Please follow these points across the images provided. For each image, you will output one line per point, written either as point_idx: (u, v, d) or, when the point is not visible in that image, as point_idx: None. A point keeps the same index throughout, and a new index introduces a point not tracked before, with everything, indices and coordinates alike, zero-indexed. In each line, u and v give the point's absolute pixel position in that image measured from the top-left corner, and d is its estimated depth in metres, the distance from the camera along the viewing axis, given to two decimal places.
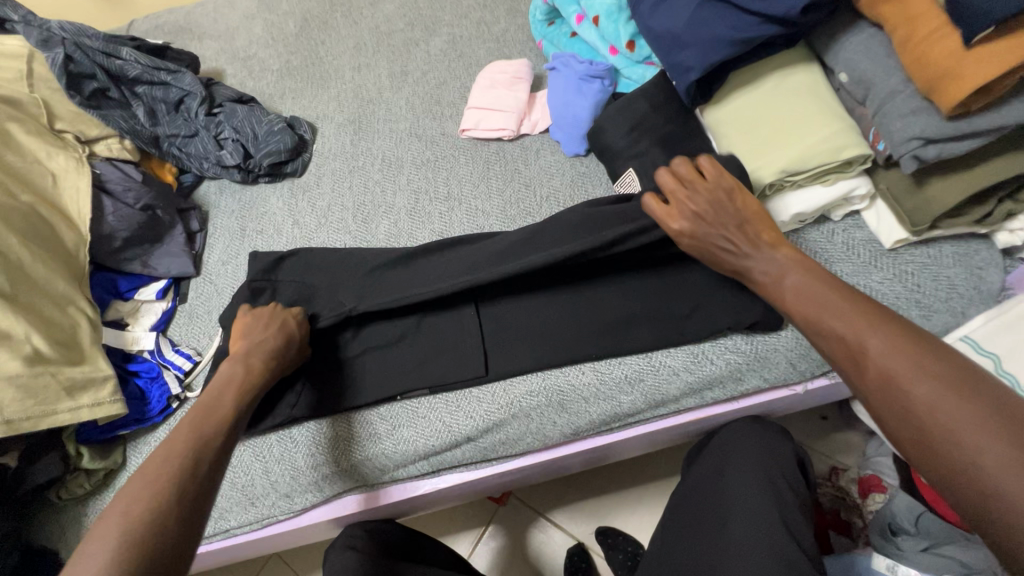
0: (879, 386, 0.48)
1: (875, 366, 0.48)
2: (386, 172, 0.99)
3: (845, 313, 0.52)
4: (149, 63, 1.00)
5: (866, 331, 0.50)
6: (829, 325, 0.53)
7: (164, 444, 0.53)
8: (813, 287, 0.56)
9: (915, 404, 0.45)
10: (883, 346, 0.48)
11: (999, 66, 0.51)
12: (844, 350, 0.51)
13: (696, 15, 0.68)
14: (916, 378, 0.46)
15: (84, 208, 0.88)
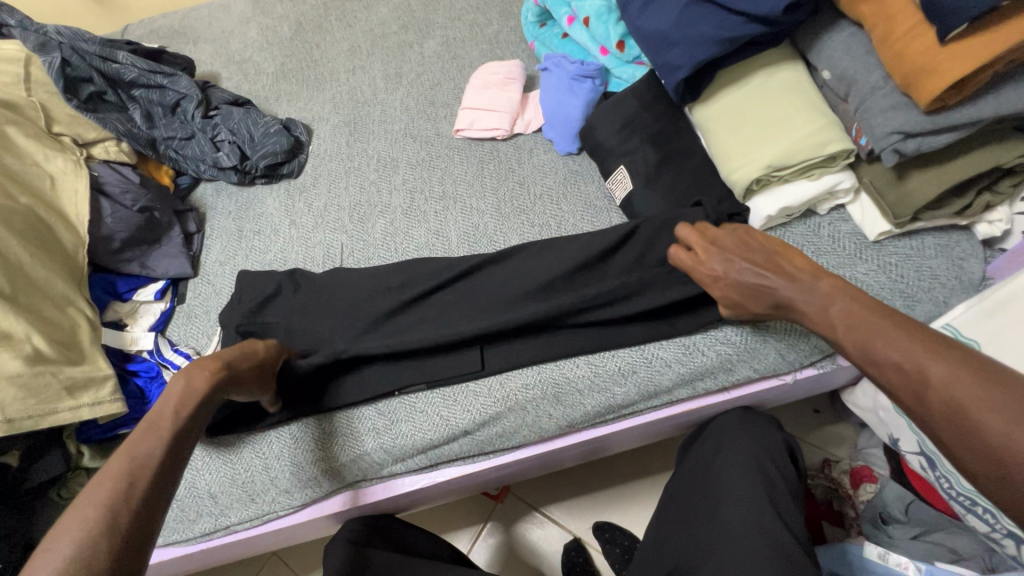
0: (947, 419, 0.44)
1: (939, 398, 0.45)
2: (382, 172, 1.01)
3: (898, 342, 0.49)
4: (145, 66, 1.02)
5: (925, 360, 0.47)
6: (882, 353, 0.50)
7: (120, 452, 0.51)
8: (861, 315, 0.53)
9: (991, 434, 0.41)
10: (948, 375, 0.45)
11: (972, 62, 0.53)
12: (903, 381, 0.48)
13: (683, 15, 0.70)
14: (990, 410, 0.42)
15: (83, 210, 0.89)
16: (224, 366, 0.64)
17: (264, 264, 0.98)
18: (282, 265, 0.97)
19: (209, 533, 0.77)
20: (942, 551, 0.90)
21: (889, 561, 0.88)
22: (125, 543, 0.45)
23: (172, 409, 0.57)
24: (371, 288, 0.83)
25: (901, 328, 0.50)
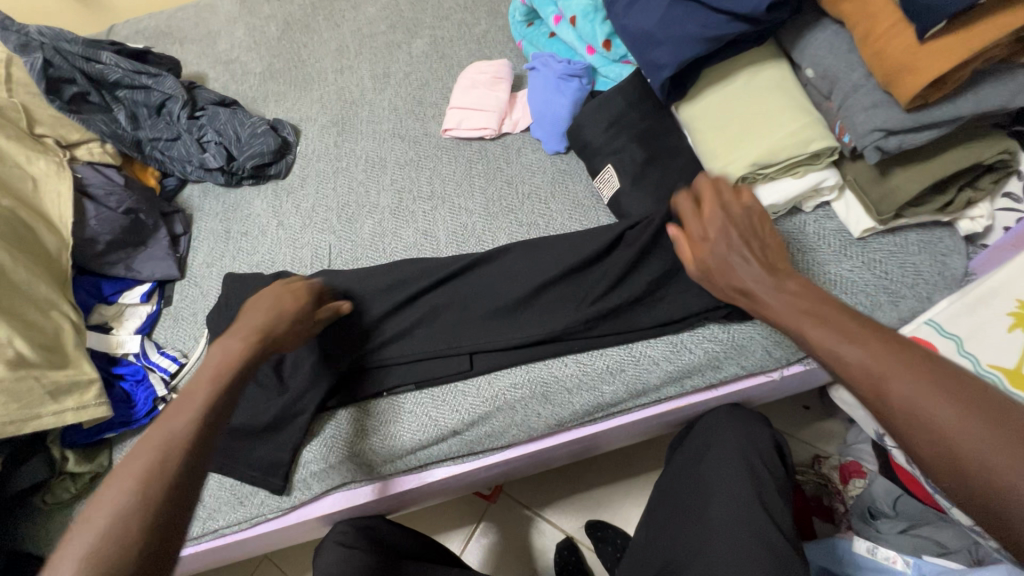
0: (909, 430, 0.43)
1: (903, 410, 0.43)
2: (370, 172, 1.00)
3: (862, 348, 0.47)
4: (129, 67, 1.00)
5: (888, 369, 0.45)
6: (843, 358, 0.47)
7: (153, 429, 0.49)
8: (816, 317, 0.51)
9: (944, 431, 0.41)
10: (912, 388, 0.43)
11: (951, 60, 0.54)
12: (865, 390, 0.46)
13: (668, 14, 0.70)
14: (955, 426, 0.41)
15: (67, 212, 0.88)
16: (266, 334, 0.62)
17: (251, 265, 0.97)
18: (269, 267, 0.96)
19: (197, 536, 0.77)
20: (928, 545, 0.90)
21: (877, 555, 0.89)
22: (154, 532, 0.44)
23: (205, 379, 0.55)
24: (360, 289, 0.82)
25: (860, 332, 0.48)
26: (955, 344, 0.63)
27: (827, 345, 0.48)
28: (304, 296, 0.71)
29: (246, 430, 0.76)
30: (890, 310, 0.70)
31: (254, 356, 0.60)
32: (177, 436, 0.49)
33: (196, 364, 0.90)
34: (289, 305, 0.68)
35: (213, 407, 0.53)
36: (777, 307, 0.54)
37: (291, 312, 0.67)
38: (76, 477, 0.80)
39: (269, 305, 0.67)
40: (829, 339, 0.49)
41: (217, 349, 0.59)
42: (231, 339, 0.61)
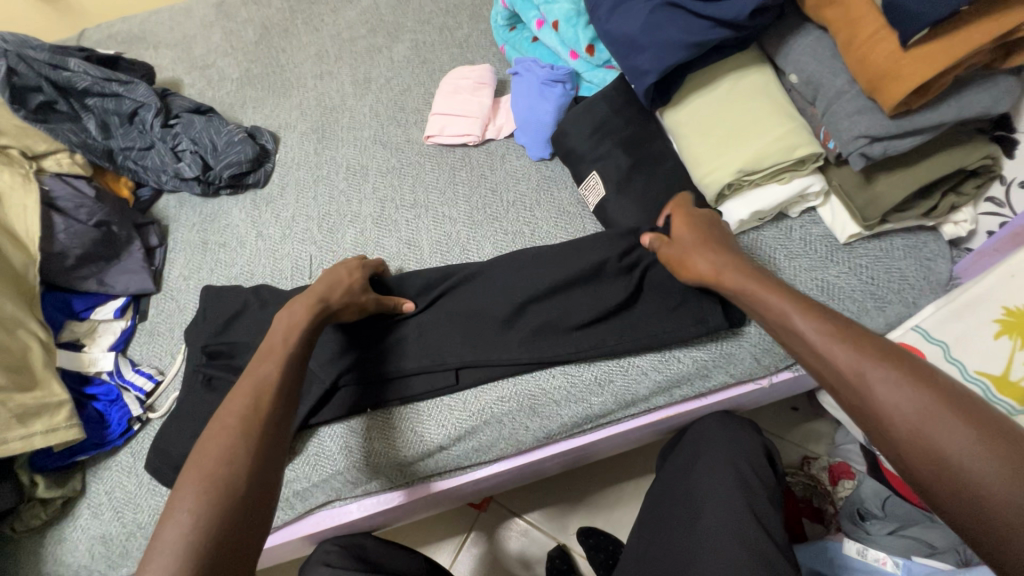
0: (958, 499, 0.40)
1: (948, 471, 0.41)
2: (352, 181, 0.98)
3: (907, 398, 0.44)
4: (98, 74, 0.97)
5: (939, 426, 0.42)
6: (887, 409, 0.44)
7: (246, 376, 0.58)
8: (856, 356, 0.47)
9: (943, 453, 0.41)
10: (965, 448, 0.41)
11: (933, 67, 0.54)
12: (907, 446, 0.43)
13: (650, 20, 0.69)
14: (1006, 489, 0.39)
15: (33, 226, 0.84)
16: (318, 300, 0.68)
17: (229, 278, 0.95)
18: (248, 279, 0.94)
19: None
20: (917, 545, 0.90)
21: (867, 556, 0.90)
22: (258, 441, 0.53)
23: (281, 342, 0.63)
24: None
25: (905, 379, 0.45)
26: (943, 351, 0.64)
27: (870, 391, 0.46)
28: (358, 271, 0.76)
29: None
30: (876, 316, 0.70)
31: (313, 322, 0.66)
32: (235, 426, 0.54)
33: (172, 381, 0.87)
34: (342, 279, 0.73)
35: (274, 380, 0.59)
36: (814, 341, 0.50)
37: (348, 284, 0.73)
38: (47, 502, 0.78)
39: (325, 278, 0.73)
40: (871, 384, 0.46)
41: (281, 318, 0.66)
42: (291, 309, 0.67)
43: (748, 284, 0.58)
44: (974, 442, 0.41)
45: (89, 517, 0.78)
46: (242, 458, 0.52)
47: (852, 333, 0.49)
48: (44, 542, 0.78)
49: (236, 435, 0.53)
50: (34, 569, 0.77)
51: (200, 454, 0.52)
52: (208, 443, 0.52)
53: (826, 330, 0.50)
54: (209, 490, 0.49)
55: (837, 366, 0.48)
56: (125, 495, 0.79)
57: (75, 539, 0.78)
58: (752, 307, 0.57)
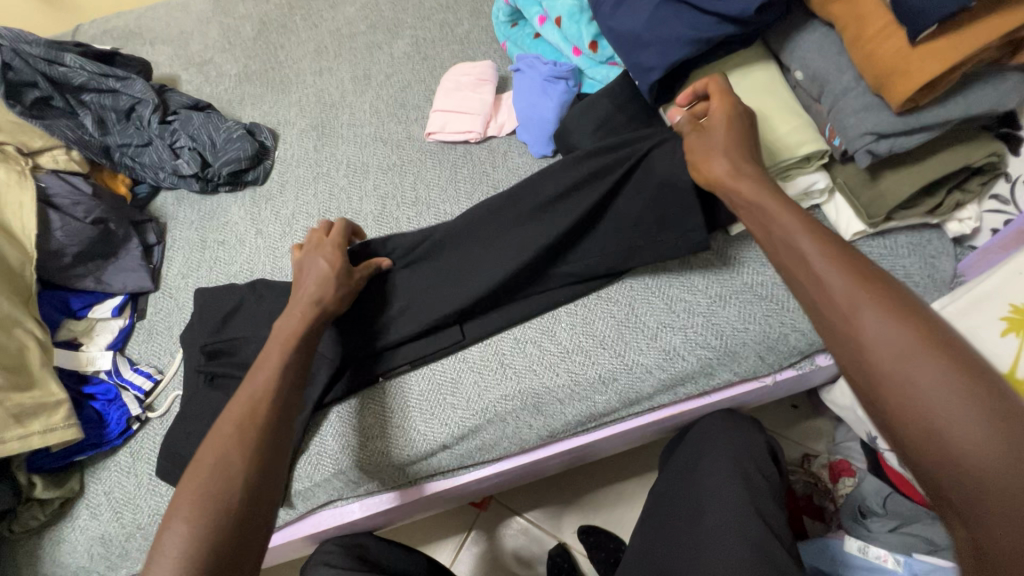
0: (922, 434, 0.40)
1: (915, 406, 0.41)
2: (352, 178, 0.97)
3: (895, 331, 0.43)
4: (95, 70, 0.96)
5: (921, 363, 0.42)
6: (870, 341, 0.44)
7: (244, 388, 0.59)
8: (854, 285, 0.46)
9: (917, 389, 0.41)
10: (942, 387, 0.40)
11: (942, 63, 0.53)
12: (883, 378, 0.43)
13: (655, 16, 0.68)
14: (973, 429, 0.39)
15: (29, 224, 0.83)
16: (311, 307, 0.67)
17: (228, 276, 0.94)
18: (248, 277, 0.93)
19: None
20: (917, 542, 0.90)
21: (868, 554, 0.90)
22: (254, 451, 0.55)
23: (279, 354, 0.63)
24: None
25: (896, 313, 0.44)
26: None
27: (858, 322, 0.45)
28: (338, 256, 0.72)
29: None
30: None
31: (311, 329, 0.66)
32: (232, 438, 0.55)
33: (172, 380, 0.86)
34: (325, 270, 0.70)
35: (271, 388, 0.59)
36: (817, 267, 0.49)
37: (335, 275, 0.70)
38: (45, 503, 0.77)
39: (311, 275, 0.70)
40: (862, 315, 0.45)
41: (281, 328, 0.65)
42: (288, 315, 0.66)
43: (760, 199, 0.56)
44: (951, 379, 0.40)
45: (88, 518, 0.77)
46: (230, 478, 0.52)
47: (857, 266, 0.48)
48: (42, 543, 0.77)
49: (225, 456, 0.54)
50: (32, 570, 0.76)
51: (192, 475, 0.53)
52: (198, 464, 0.53)
53: (830, 256, 0.49)
54: (196, 514, 0.50)
55: (832, 294, 0.47)
56: (124, 495, 0.78)
57: (74, 540, 0.77)
58: (756, 226, 0.56)
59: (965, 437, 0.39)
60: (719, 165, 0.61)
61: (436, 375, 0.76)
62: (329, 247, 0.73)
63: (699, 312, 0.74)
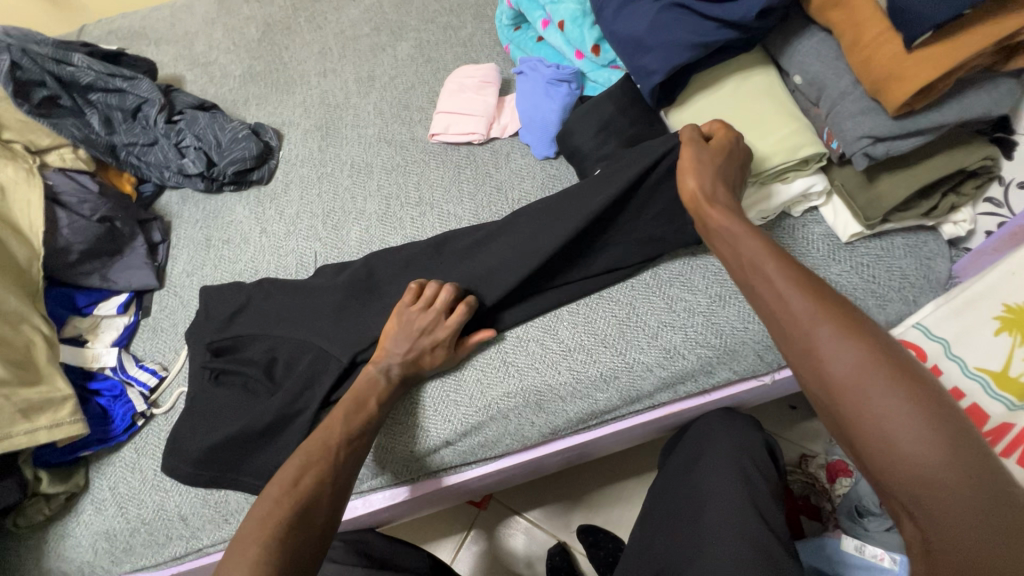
0: (873, 441, 0.43)
1: (869, 420, 0.44)
2: (356, 178, 0.98)
3: (851, 350, 0.45)
4: (102, 69, 0.97)
5: (871, 374, 0.44)
6: (828, 358, 0.46)
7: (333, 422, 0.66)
8: (812, 303, 0.48)
9: (870, 401, 0.44)
10: (890, 396, 0.43)
11: (937, 69, 0.55)
12: (840, 393, 0.45)
13: (657, 20, 0.70)
14: (917, 433, 0.42)
15: (36, 221, 0.84)
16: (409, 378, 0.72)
17: (233, 274, 0.95)
18: (253, 275, 0.94)
19: (181, 555, 0.77)
20: None
21: (865, 553, 0.91)
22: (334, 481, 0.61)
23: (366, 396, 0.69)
24: (347, 291, 0.81)
25: (851, 331, 0.46)
26: (943, 347, 0.65)
27: (816, 341, 0.47)
28: (445, 345, 0.73)
29: (241, 439, 0.75)
30: (877, 314, 0.71)
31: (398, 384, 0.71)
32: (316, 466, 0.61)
33: (177, 377, 0.87)
34: (427, 359, 0.72)
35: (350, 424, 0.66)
36: (777, 285, 0.51)
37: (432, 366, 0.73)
38: (51, 498, 0.78)
39: (411, 350, 0.72)
40: (819, 335, 0.47)
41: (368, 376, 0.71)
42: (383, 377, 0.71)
43: (728, 221, 0.59)
44: (897, 388, 0.43)
45: (93, 513, 0.78)
46: (312, 521, 0.57)
47: (813, 285, 0.50)
48: (47, 537, 0.78)
49: (308, 497, 0.58)
50: (36, 564, 0.77)
51: (266, 510, 0.56)
52: (274, 497, 0.57)
53: (790, 276, 0.51)
54: (278, 547, 0.53)
55: (792, 312, 0.49)
56: (129, 490, 0.79)
57: (79, 535, 0.77)
58: (726, 245, 0.59)
59: (918, 447, 0.42)
60: (697, 182, 0.63)
61: (440, 371, 0.77)
62: (445, 330, 0.72)
63: (699, 312, 0.75)
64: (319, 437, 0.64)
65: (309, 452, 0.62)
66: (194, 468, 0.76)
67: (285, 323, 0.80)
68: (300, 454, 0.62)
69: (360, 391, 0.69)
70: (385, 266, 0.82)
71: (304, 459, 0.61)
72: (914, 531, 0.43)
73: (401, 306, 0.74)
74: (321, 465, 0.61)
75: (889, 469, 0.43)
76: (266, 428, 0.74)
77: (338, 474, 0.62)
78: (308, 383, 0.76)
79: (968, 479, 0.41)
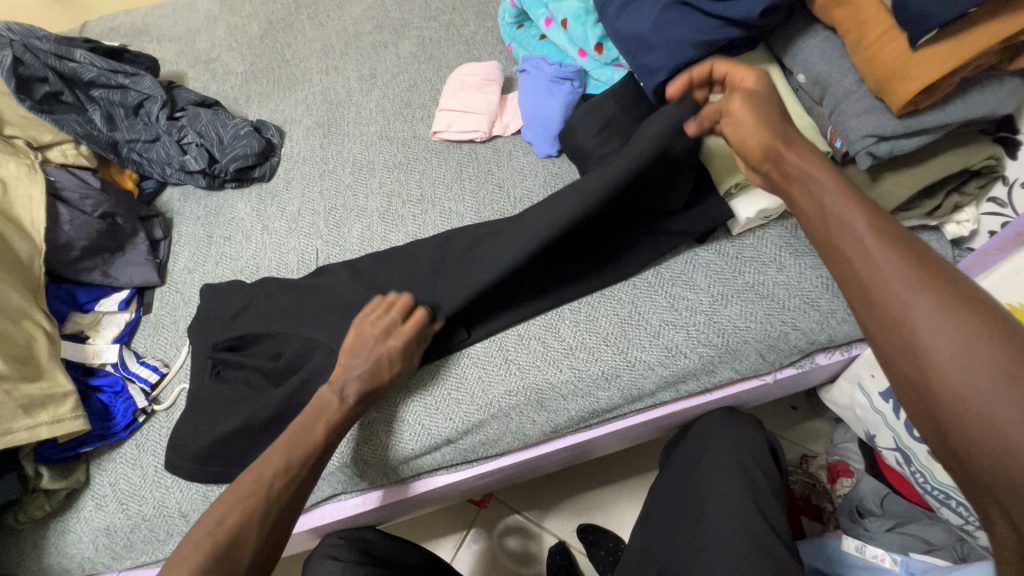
0: (965, 428, 0.40)
1: (962, 407, 0.40)
2: (358, 175, 0.98)
3: (947, 328, 0.42)
4: (105, 66, 0.97)
5: (972, 356, 0.40)
6: (924, 335, 0.42)
7: (296, 425, 0.65)
8: (904, 277, 0.45)
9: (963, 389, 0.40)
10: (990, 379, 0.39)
11: (941, 68, 0.54)
12: (931, 374, 0.42)
13: (660, 18, 0.69)
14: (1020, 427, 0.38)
15: (38, 217, 0.84)
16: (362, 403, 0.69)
17: (234, 271, 0.95)
18: (253, 273, 0.94)
19: None
20: (914, 542, 0.92)
21: (866, 553, 0.90)
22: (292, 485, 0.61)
23: None
24: (352, 289, 0.80)
25: (951, 309, 0.42)
26: None
27: (908, 313, 0.44)
28: (401, 355, 0.70)
29: (243, 435, 0.75)
30: None
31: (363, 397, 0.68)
32: (275, 472, 0.61)
33: (178, 373, 0.87)
34: (383, 373, 0.69)
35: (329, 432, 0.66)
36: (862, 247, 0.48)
37: (388, 377, 0.69)
38: (51, 493, 0.78)
39: (365, 365, 0.68)
40: (914, 310, 0.43)
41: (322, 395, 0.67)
42: (338, 393, 0.67)
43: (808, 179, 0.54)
44: (1003, 373, 0.39)
45: (93, 508, 0.78)
46: (234, 565, 0.55)
47: (911, 254, 0.46)
48: (46, 533, 0.78)
49: (233, 533, 0.56)
50: (36, 560, 0.77)
51: (217, 515, 0.57)
52: (195, 544, 0.55)
53: (886, 244, 0.47)
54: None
55: (883, 277, 0.46)
56: (130, 487, 0.79)
57: (79, 530, 0.77)
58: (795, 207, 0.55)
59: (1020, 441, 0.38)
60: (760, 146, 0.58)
61: (439, 372, 0.77)
62: (399, 338, 0.70)
63: (701, 310, 0.75)
64: (255, 467, 0.61)
65: (240, 481, 0.60)
66: (196, 464, 0.75)
67: (285, 321, 0.80)
68: (231, 489, 0.59)
69: (309, 415, 0.66)
70: (385, 263, 0.82)
71: (256, 475, 0.60)
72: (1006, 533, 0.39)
73: (353, 323, 0.72)
74: (283, 464, 0.62)
75: (988, 462, 0.39)
76: (269, 424, 0.75)
77: (272, 509, 0.59)
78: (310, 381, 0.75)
79: None
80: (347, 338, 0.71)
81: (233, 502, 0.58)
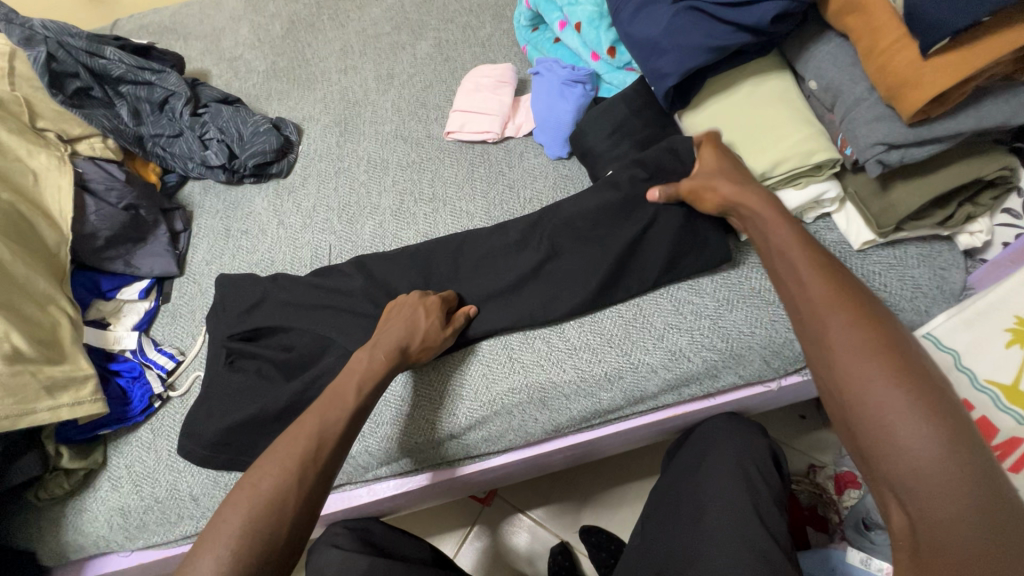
0: (870, 427, 0.44)
1: (868, 410, 0.44)
2: (372, 173, 1.00)
3: (855, 340, 0.47)
4: (133, 63, 1.01)
5: (873, 364, 0.45)
6: (834, 343, 0.48)
7: (326, 397, 0.65)
8: (827, 296, 0.50)
9: (867, 393, 0.45)
10: (884, 385, 0.44)
11: (951, 77, 0.54)
12: (840, 376, 0.47)
13: (673, 22, 0.70)
14: (915, 425, 0.42)
15: (66, 207, 0.87)
16: (398, 358, 0.70)
17: (250, 264, 0.97)
18: (268, 266, 0.96)
19: (192, 533, 0.80)
20: None
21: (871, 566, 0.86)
22: (327, 455, 0.60)
23: (349, 389, 0.66)
24: (364, 285, 0.82)
25: (860, 324, 0.48)
26: (953, 358, 0.65)
27: (826, 327, 0.49)
28: (439, 311, 0.74)
29: (253, 423, 0.77)
30: None
31: (393, 367, 0.69)
32: (308, 443, 0.60)
33: (193, 361, 0.91)
34: (420, 324, 0.72)
35: (363, 403, 0.65)
36: (796, 271, 0.54)
37: (423, 329, 0.72)
38: (70, 473, 0.80)
39: (404, 320, 0.72)
40: (829, 323, 0.49)
41: (360, 360, 0.69)
42: (369, 355, 0.69)
43: (761, 211, 0.61)
44: (896, 380, 0.44)
45: (109, 489, 0.81)
46: (275, 528, 0.55)
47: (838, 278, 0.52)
48: (63, 511, 0.81)
49: (271, 500, 0.55)
50: (52, 536, 0.80)
51: (253, 482, 0.57)
52: (234, 506, 0.55)
53: (812, 266, 0.53)
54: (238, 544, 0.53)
55: (810, 298, 0.51)
56: (144, 469, 0.82)
57: (95, 510, 0.80)
58: (755, 233, 0.61)
59: (911, 436, 0.42)
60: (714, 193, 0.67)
61: (450, 369, 0.78)
62: (437, 299, 0.75)
63: (706, 314, 0.75)
64: (291, 433, 0.61)
65: (277, 448, 0.59)
66: (207, 450, 0.78)
67: (297, 314, 0.82)
68: (269, 456, 0.59)
69: None
70: (395, 260, 0.84)
71: (288, 449, 0.59)
72: (900, 518, 0.43)
73: (390, 301, 0.78)
74: (308, 429, 0.61)
75: (883, 454, 0.43)
76: (280, 413, 0.77)
77: (308, 472, 0.58)
78: (320, 373, 0.77)
79: (959, 470, 0.40)
80: (385, 309, 0.76)
81: (269, 472, 0.57)
